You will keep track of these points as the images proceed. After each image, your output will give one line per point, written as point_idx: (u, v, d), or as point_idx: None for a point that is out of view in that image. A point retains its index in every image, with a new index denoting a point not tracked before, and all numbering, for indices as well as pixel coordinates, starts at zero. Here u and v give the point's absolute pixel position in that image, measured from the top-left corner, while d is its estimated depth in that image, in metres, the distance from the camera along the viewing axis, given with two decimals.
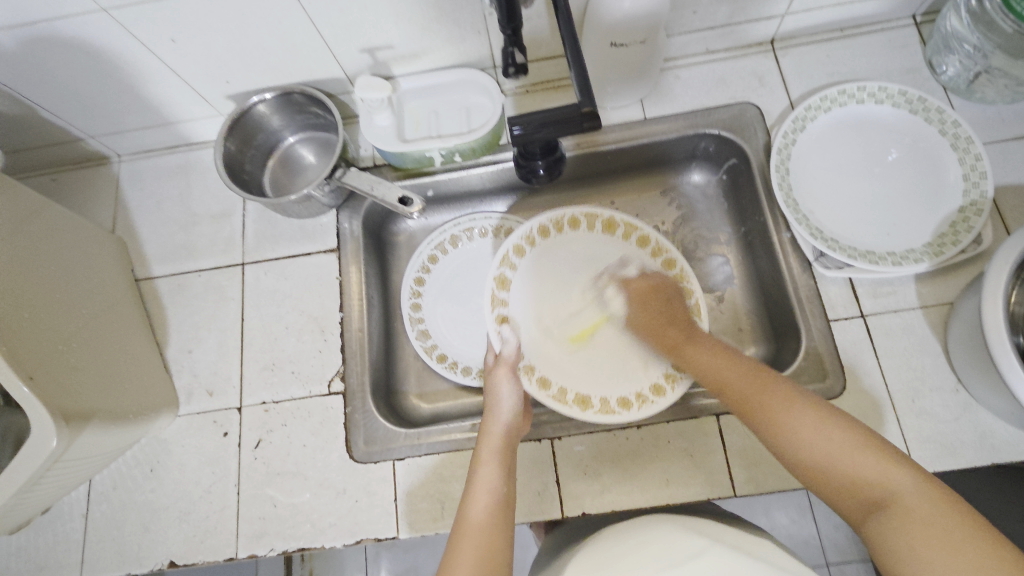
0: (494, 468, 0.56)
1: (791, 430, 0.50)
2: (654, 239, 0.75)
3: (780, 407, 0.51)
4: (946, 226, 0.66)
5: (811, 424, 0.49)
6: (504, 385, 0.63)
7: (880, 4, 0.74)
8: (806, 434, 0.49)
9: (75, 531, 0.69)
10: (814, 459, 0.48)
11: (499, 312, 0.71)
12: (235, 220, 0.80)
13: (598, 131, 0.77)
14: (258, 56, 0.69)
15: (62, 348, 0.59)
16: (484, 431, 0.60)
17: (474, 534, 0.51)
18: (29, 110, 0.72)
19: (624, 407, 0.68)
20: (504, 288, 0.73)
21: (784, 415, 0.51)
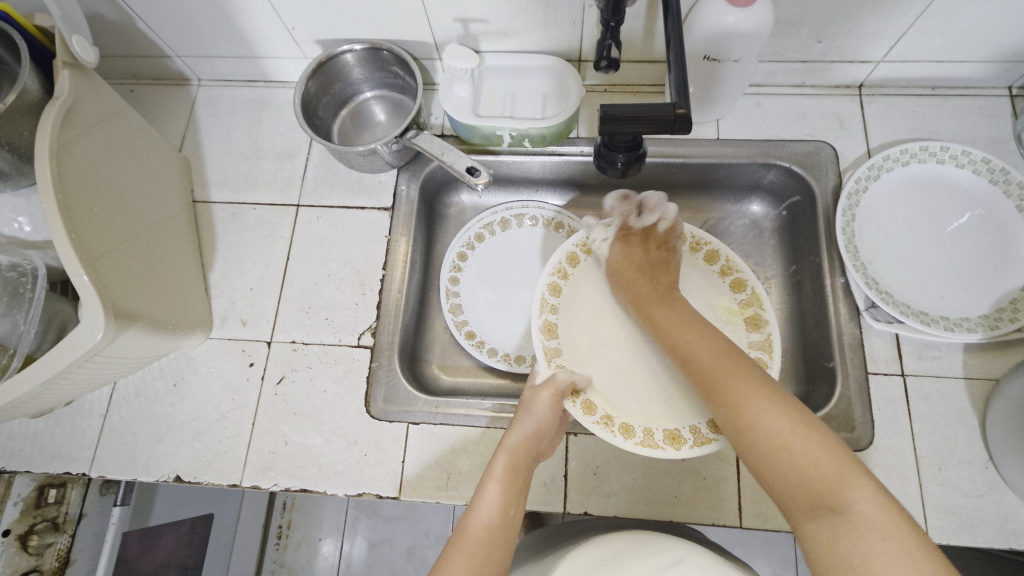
0: (500, 489, 0.56)
1: (752, 413, 0.53)
2: (724, 255, 0.73)
3: (742, 383, 0.54)
4: (1006, 302, 0.64)
5: (762, 407, 0.52)
6: (541, 402, 0.61)
7: (978, 69, 0.73)
8: (762, 420, 0.52)
9: (92, 428, 0.70)
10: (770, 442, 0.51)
11: (546, 320, 0.67)
12: (298, 161, 0.81)
13: (663, 141, 0.77)
14: (356, 6, 0.70)
15: (120, 249, 0.60)
16: (502, 445, 0.60)
17: (469, 545, 0.53)
18: (128, 19, 0.75)
19: (674, 445, 0.60)
20: (556, 293, 0.69)
21: (754, 402, 0.53)
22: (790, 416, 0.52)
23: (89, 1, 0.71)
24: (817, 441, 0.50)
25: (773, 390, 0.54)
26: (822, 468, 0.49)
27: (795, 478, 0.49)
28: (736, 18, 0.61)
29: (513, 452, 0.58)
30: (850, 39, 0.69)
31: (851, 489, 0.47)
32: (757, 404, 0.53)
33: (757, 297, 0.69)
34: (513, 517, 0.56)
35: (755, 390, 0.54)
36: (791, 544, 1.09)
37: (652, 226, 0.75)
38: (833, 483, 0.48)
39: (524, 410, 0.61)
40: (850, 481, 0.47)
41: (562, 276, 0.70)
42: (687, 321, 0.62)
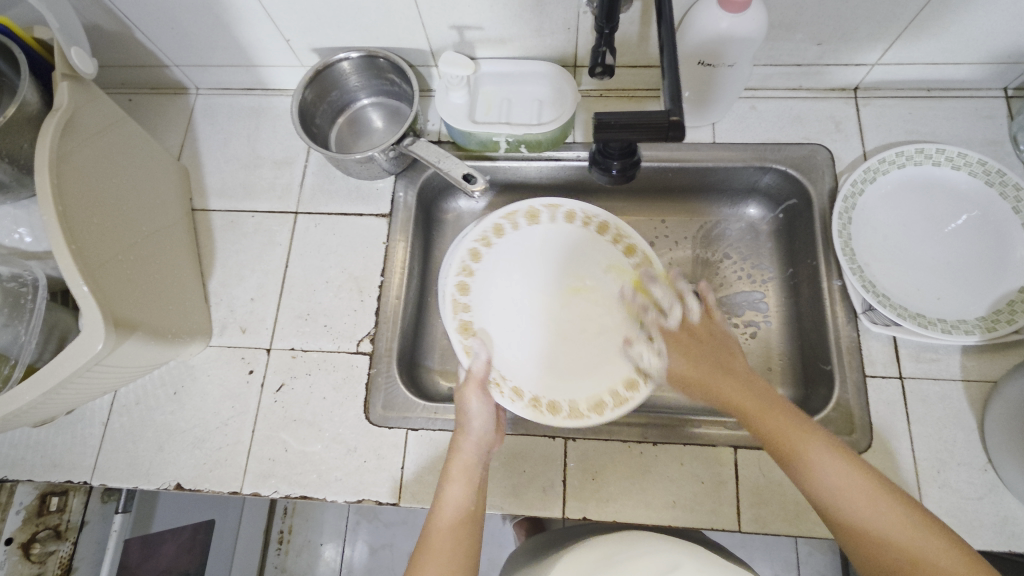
0: (460, 487, 0.56)
1: (757, 418, 0.56)
2: (635, 239, 0.75)
3: (723, 385, 0.60)
4: (1004, 303, 0.64)
5: (759, 411, 0.56)
6: (474, 399, 0.63)
7: (974, 70, 0.73)
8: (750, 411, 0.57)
9: (93, 436, 0.71)
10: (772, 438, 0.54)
11: (461, 319, 0.70)
12: (296, 169, 0.82)
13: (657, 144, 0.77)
14: (352, 15, 0.71)
15: (120, 259, 0.61)
16: (453, 449, 0.60)
17: (437, 544, 0.51)
18: (126, 30, 0.75)
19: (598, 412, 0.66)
20: (465, 293, 0.72)
21: (748, 403, 0.57)
22: (794, 420, 0.54)
23: (87, 12, 0.72)
24: (826, 447, 0.51)
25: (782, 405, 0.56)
26: (788, 444, 0.53)
27: (775, 454, 0.53)
28: (730, 23, 0.61)
29: (466, 451, 0.59)
30: (844, 43, 0.70)
31: (818, 456, 0.51)
32: (755, 410, 0.57)
33: (656, 268, 0.73)
34: (475, 515, 0.55)
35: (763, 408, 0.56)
36: (792, 546, 1.09)
37: (581, 219, 0.76)
38: (805, 456, 0.51)
39: (461, 413, 0.62)
40: (826, 460, 0.50)
41: (468, 272, 0.73)
42: (722, 354, 0.63)
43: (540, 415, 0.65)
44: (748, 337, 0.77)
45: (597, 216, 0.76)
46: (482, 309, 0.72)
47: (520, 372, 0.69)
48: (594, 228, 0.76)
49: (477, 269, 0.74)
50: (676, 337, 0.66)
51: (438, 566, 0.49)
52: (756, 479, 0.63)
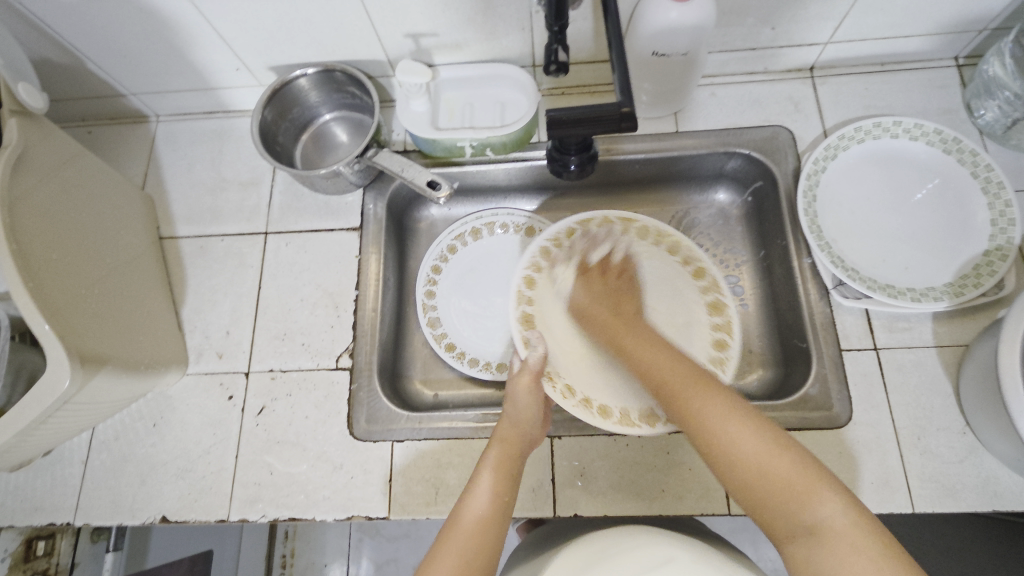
0: (494, 478, 0.56)
1: (702, 416, 0.50)
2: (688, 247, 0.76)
3: (640, 355, 0.57)
4: (969, 268, 0.66)
5: (721, 413, 0.50)
6: (523, 394, 0.63)
7: (923, 42, 0.74)
8: (717, 425, 0.49)
9: (74, 476, 0.69)
10: (713, 440, 0.49)
11: (524, 313, 0.71)
12: (262, 189, 0.81)
13: (623, 137, 0.78)
14: (305, 31, 0.71)
15: (84, 292, 0.60)
16: (494, 438, 0.60)
17: (460, 535, 0.51)
18: (77, 62, 0.74)
19: (648, 422, 0.65)
20: (530, 287, 0.73)
21: (674, 383, 0.53)
22: (719, 397, 0.51)
23: (36, 47, 0.71)
24: (758, 438, 0.48)
25: (733, 396, 0.51)
26: (740, 452, 0.48)
27: (721, 457, 0.49)
28: (679, 13, 0.62)
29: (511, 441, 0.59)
30: (794, 24, 0.71)
31: (791, 475, 0.46)
32: (711, 405, 0.51)
33: (716, 283, 0.73)
34: (504, 511, 0.54)
35: (711, 395, 0.51)
36: None
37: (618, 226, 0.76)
38: (762, 470, 0.47)
39: (509, 404, 0.63)
40: (793, 467, 0.46)
41: (537, 270, 0.73)
42: (659, 344, 0.58)
43: (590, 415, 0.65)
44: None
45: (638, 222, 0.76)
46: (543, 305, 0.72)
47: (574, 376, 0.70)
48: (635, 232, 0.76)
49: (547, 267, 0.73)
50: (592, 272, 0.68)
51: (456, 556, 0.50)
52: None
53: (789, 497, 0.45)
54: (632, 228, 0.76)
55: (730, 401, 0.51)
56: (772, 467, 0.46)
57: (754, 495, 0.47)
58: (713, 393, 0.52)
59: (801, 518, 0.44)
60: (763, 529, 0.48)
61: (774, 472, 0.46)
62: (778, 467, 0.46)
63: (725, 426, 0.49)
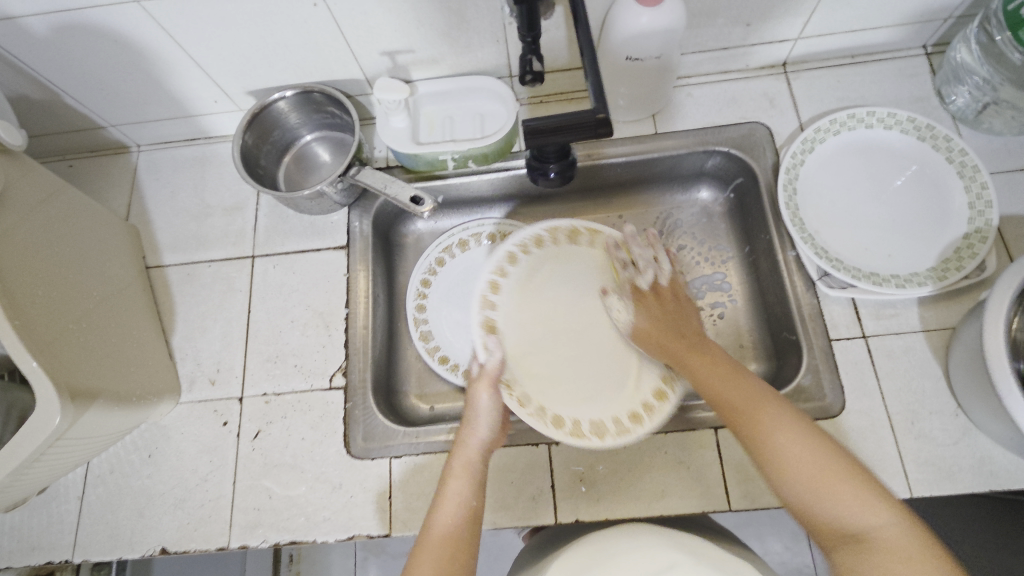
0: (464, 483, 0.56)
1: (767, 425, 0.51)
2: (620, 242, 0.74)
3: (707, 371, 0.58)
4: (951, 252, 0.67)
5: (783, 422, 0.51)
6: (483, 396, 0.63)
7: (891, 33, 0.75)
8: (783, 440, 0.50)
9: (70, 512, 0.69)
10: (778, 453, 0.50)
11: (487, 316, 0.70)
12: (247, 213, 0.81)
13: (609, 141, 0.78)
14: (281, 54, 0.71)
15: (72, 327, 0.60)
16: (458, 445, 0.60)
17: (433, 546, 0.51)
18: (55, 96, 0.74)
19: (635, 424, 0.66)
20: (496, 291, 0.72)
21: (727, 391, 0.55)
22: (777, 407, 0.52)
23: (13, 85, 0.71)
24: (819, 443, 0.49)
25: (784, 404, 0.53)
26: (799, 466, 0.48)
27: (777, 464, 0.49)
28: (649, 17, 0.62)
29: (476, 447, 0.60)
30: (764, 22, 0.72)
31: (841, 484, 0.47)
32: (771, 414, 0.52)
33: (662, 282, 0.72)
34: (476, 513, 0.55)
35: (766, 404, 0.53)
36: None
37: (584, 237, 0.76)
38: (817, 479, 0.47)
39: (470, 407, 0.63)
40: (840, 479, 0.47)
41: (503, 274, 0.72)
42: (722, 364, 0.59)
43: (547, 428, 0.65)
44: (716, 317, 0.78)
45: (568, 226, 0.76)
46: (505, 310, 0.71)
47: (533, 388, 0.68)
48: (599, 245, 0.76)
49: (511, 275, 0.73)
50: (644, 298, 0.68)
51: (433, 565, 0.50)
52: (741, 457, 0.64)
53: (853, 513, 0.45)
54: (581, 229, 0.76)
55: (783, 407, 0.52)
56: (828, 471, 0.47)
57: (808, 498, 0.47)
58: (769, 400, 0.53)
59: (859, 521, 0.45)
60: (814, 539, 0.48)
61: (824, 472, 0.47)
62: (830, 468, 0.48)
63: (783, 435, 0.50)
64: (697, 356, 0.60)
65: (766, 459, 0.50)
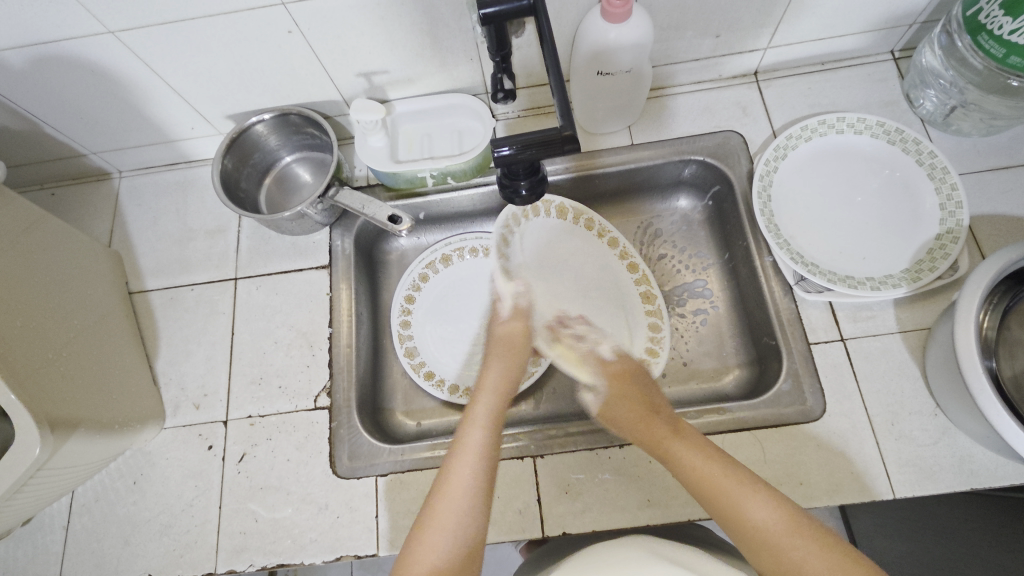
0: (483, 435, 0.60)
1: (743, 512, 0.53)
2: (623, 242, 0.82)
3: (691, 458, 0.57)
4: (924, 253, 0.67)
5: (754, 503, 0.53)
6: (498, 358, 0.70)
7: (858, 40, 0.77)
8: (762, 522, 0.52)
9: (55, 543, 0.68)
10: (759, 533, 0.52)
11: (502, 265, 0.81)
12: (229, 236, 0.81)
13: (594, 155, 0.79)
14: (258, 78, 0.72)
15: (52, 357, 0.60)
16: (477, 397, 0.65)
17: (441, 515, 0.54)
18: (34, 126, 0.75)
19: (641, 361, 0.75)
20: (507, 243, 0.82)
21: (712, 478, 0.56)
22: (755, 492, 0.54)
23: None
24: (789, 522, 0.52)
25: (761, 484, 0.55)
26: (781, 549, 0.51)
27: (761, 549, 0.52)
28: (617, 33, 0.63)
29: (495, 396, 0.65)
30: (733, 33, 0.73)
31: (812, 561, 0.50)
32: (749, 500, 0.54)
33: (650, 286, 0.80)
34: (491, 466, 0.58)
35: (748, 490, 0.54)
36: None
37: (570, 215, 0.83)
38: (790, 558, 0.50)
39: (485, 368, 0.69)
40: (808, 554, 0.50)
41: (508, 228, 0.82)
42: (702, 442, 0.59)
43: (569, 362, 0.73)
44: (698, 325, 0.79)
45: (587, 216, 0.83)
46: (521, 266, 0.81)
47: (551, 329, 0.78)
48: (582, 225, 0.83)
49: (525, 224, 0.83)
50: (612, 369, 0.70)
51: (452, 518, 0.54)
52: None
53: None
54: (581, 219, 0.83)
55: (760, 488, 0.55)
56: (788, 538, 0.51)
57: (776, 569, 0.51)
58: (744, 480, 0.55)
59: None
60: None
61: (792, 545, 0.51)
62: (798, 546, 0.51)
63: (757, 512, 0.53)
64: (684, 442, 0.59)
65: (738, 534, 0.53)
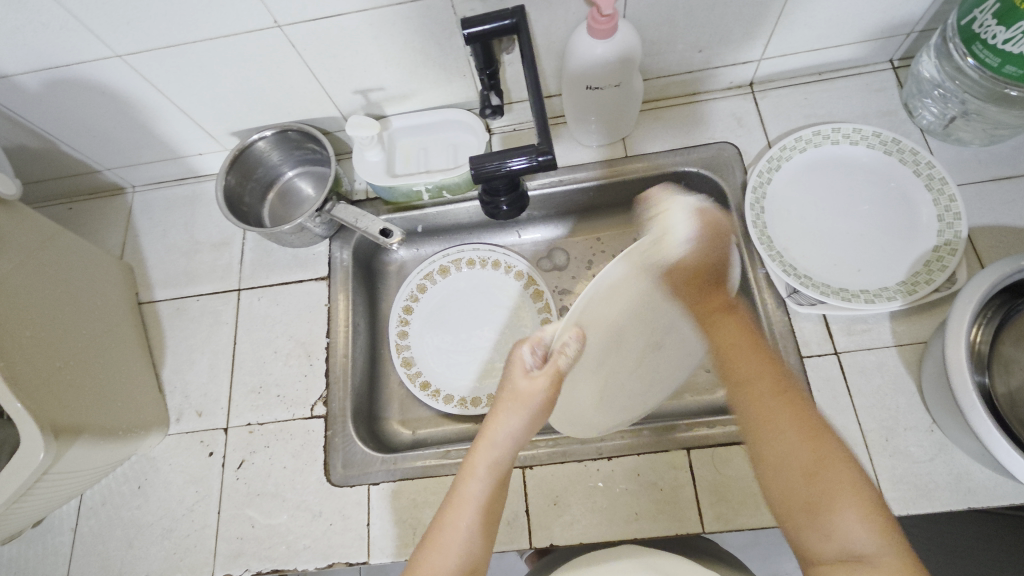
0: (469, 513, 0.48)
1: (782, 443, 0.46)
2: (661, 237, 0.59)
3: (731, 345, 0.51)
4: (921, 265, 0.66)
5: (801, 438, 0.46)
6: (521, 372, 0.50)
7: (854, 50, 0.76)
8: (799, 457, 0.45)
9: (64, 544, 0.71)
10: (785, 470, 0.45)
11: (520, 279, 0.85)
12: (234, 248, 0.84)
13: (606, 164, 0.80)
14: (259, 97, 0.74)
15: (60, 365, 0.63)
16: (481, 437, 0.50)
17: None
18: (51, 145, 0.79)
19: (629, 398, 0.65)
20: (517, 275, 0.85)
21: (753, 376, 0.49)
22: (813, 431, 0.46)
23: (11, 136, 0.76)
24: (834, 469, 0.44)
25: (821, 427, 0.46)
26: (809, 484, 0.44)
27: (779, 484, 0.45)
28: (604, 48, 0.64)
29: (498, 450, 0.49)
30: (725, 45, 0.73)
31: (839, 509, 0.43)
32: (795, 432, 0.46)
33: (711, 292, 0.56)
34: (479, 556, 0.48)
35: (808, 425, 0.46)
36: None
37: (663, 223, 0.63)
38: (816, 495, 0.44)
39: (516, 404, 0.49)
40: (836, 501, 0.43)
41: (508, 268, 0.85)
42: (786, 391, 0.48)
43: None
44: None
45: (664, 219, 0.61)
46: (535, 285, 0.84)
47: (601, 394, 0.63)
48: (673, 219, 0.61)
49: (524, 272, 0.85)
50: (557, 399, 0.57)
51: None
52: (713, 476, 0.64)
53: (841, 530, 0.43)
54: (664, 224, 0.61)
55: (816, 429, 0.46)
56: (834, 476, 0.44)
57: (807, 509, 0.44)
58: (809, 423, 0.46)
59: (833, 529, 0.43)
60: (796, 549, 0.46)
61: (828, 480, 0.44)
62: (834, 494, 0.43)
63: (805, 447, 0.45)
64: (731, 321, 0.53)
65: (778, 455, 0.46)
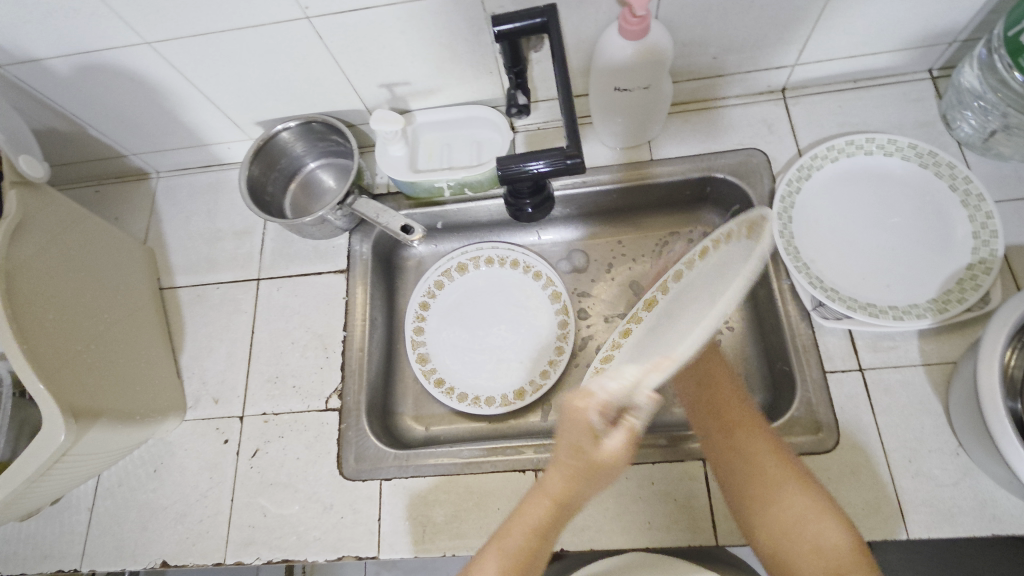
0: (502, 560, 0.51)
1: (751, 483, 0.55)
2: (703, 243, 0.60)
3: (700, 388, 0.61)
4: (953, 284, 0.64)
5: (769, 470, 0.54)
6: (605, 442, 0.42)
7: (893, 58, 0.74)
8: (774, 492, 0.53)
9: (80, 523, 0.72)
10: (760, 502, 0.54)
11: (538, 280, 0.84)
12: (255, 237, 0.84)
13: (632, 166, 0.79)
14: (285, 87, 0.74)
15: (81, 348, 0.63)
16: (544, 487, 0.50)
17: None
18: (80, 128, 0.79)
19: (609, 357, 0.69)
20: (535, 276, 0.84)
21: (723, 413, 0.59)
22: (782, 463, 0.54)
23: (42, 118, 0.76)
24: (801, 490, 0.53)
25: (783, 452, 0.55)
26: (780, 507, 0.53)
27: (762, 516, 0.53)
28: (634, 50, 0.63)
29: (553, 503, 0.49)
30: (759, 49, 0.71)
31: (814, 526, 0.50)
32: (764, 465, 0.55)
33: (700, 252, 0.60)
34: None
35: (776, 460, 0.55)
36: None
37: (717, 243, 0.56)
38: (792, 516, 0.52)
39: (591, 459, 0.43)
40: (807, 519, 0.51)
41: (527, 268, 0.85)
42: (757, 437, 0.57)
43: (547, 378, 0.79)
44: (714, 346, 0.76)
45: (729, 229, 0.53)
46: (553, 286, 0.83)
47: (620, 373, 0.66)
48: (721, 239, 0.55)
49: (543, 274, 0.84)
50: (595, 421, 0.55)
51: None
52: None
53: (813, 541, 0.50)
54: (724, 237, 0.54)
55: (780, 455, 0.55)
56: (790, 491, 0.53)
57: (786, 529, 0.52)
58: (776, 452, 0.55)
59: (806, 535, 0.51)
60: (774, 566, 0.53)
61: (791, 499, 0.52)
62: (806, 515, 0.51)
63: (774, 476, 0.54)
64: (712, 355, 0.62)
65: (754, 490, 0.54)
